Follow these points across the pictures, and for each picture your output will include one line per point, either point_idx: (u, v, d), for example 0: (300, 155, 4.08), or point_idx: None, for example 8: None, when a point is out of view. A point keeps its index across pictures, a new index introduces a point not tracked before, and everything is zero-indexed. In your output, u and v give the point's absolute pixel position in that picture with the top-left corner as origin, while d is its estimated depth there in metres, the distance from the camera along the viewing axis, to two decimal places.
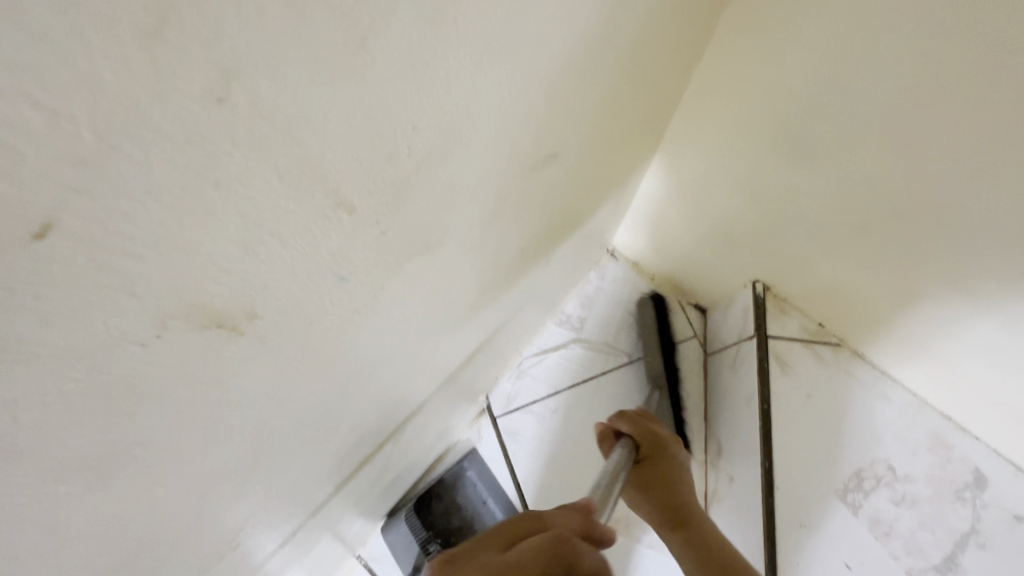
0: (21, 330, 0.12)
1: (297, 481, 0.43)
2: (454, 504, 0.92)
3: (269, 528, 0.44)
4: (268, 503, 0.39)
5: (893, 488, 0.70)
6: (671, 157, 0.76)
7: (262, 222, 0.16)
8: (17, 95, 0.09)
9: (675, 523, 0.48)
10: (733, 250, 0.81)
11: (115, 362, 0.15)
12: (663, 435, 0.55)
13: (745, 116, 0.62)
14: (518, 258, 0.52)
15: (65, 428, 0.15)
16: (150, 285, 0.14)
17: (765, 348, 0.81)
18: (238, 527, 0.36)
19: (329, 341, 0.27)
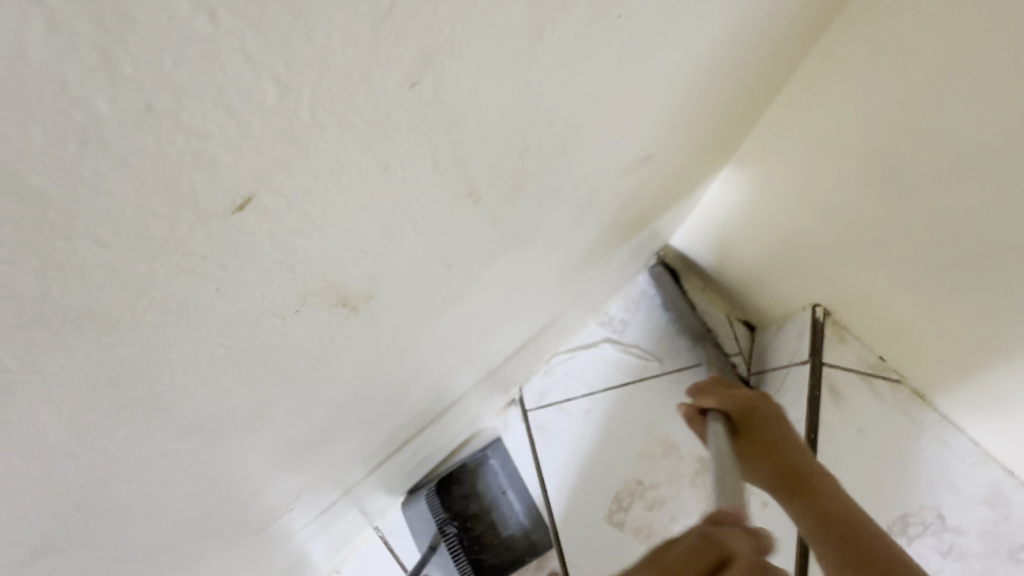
0: (218, 270, 0.15)
1: (348, 454, 0.44)
2: (473, 489, 0.95)
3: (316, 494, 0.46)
4: (320, 471, 0.41)
5: (940, 538, 0.68)
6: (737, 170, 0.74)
7: (406, 202, 0.18)
8: (269, 73, 0.11)
9: (790, 488, 0.46)
10: (793, 273, 0.78)
11: (255, 316, 0.17)
12: (756, 403, 0.55)
13: (823, 139, 0.60)
14: (584, 257, 0.51)
15: (194, 370, 0.17)
16: (302, 249, 0.16)
17: (817, 375, 0.79)
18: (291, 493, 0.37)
19: (417, 326, 0.27)
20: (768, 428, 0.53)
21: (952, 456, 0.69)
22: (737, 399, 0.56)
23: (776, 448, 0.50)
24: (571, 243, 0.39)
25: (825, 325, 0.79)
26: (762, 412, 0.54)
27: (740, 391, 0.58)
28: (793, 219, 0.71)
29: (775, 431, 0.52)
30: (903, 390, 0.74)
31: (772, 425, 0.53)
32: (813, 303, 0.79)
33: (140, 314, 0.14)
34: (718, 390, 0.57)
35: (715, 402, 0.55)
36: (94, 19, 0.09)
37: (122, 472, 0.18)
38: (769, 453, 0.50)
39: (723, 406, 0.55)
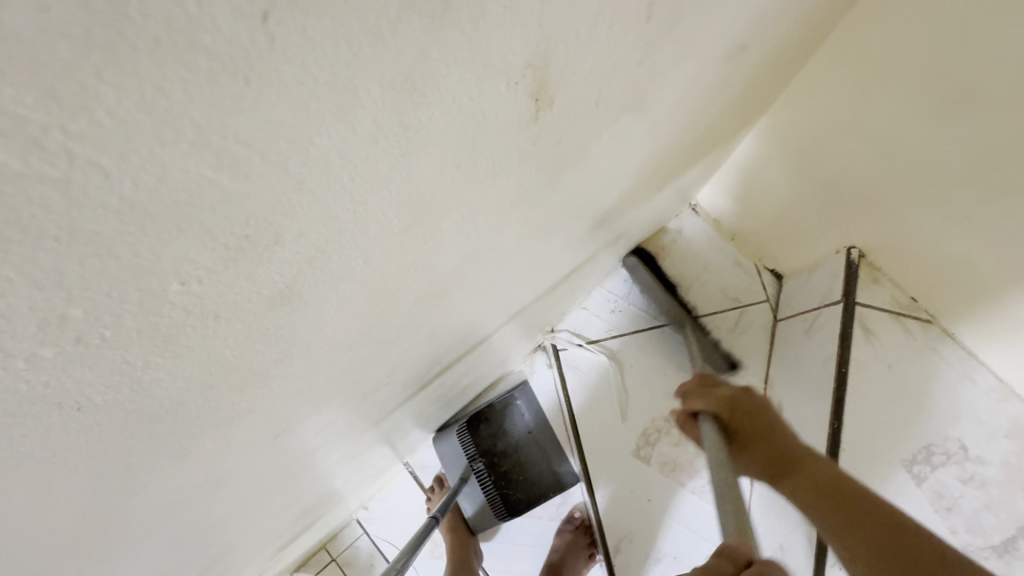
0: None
1: (422, 358, 0.45)
2: (501, 428, 0.97)
3: (387, 395, 0.47)
4: (405, 366, 0.41)
5: (962, 466, 0.70)
6: (776, 117, 0.78)
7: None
8: None
9: (782, 471, 0.44)
10: (833, 213, 0.79)
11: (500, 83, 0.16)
12: (738, 395, 0.50)
13: (867, 83, 0.63)
14: (652, 173, 0.51)
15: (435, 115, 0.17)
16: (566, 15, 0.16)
17: (850, 314, 0.80)
18: (380, 378, 0.38)
19: (545, 185, 0.28)
20: (756, 419, 0.48)
21: (977, 390, 0.71)
22: (719, 396, 0.50)
23: (767, 439, 0.47)
24: (658, 140, 0.40)
25: (859, 266, 0.80)
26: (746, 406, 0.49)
27: (722, 387, 0.52)
28: (830, 164, 0.74)
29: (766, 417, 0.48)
30: (931, 329, 0.76)
31: (761, 416, 0.49)
32: (848, 244, 0.81)
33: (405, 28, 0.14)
34: (703, 389, 0.52)
35: (703, 406, 0.50)
36: None
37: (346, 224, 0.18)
38: (759, 440, 0.47)
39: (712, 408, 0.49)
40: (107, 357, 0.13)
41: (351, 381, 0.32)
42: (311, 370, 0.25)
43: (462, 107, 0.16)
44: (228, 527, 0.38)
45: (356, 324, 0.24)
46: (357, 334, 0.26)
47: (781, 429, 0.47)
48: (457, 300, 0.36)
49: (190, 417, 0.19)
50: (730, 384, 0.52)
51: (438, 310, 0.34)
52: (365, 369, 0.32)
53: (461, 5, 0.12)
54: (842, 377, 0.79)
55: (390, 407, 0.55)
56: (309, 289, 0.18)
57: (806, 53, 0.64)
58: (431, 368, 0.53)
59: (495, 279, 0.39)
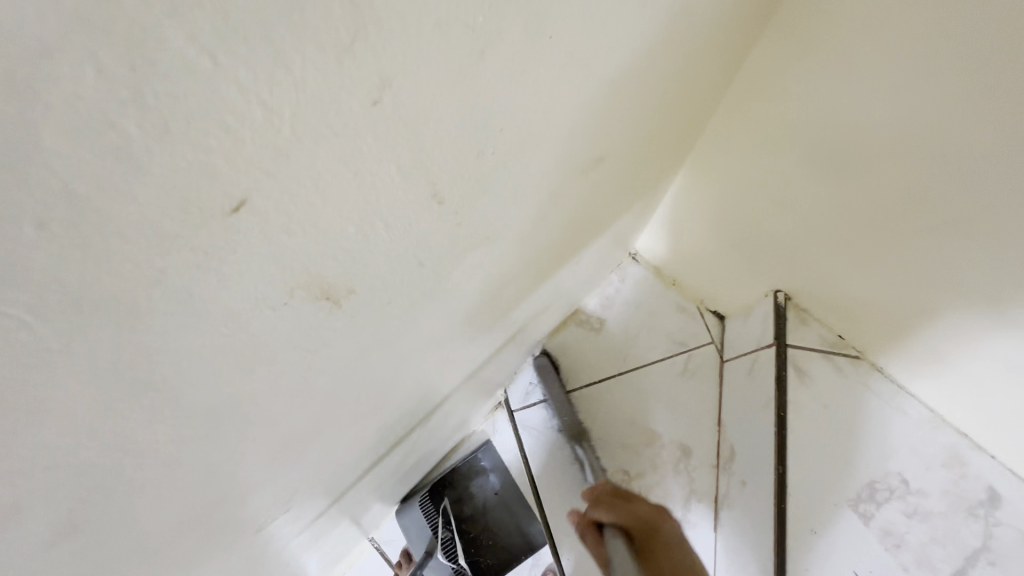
0: (208, 288, 0.15)
1: (338, 462, 0.43)
2: (465, 493, 0.96)
3: (293, 520, 0.44)
4: (313, 479, 0.40)
5: (906, 500, 0.72)
6: (691, 174, 0.82)
7: (422, 197, 0.20)
8: (222, 107, 0.12)
9: None
10: (752, 260, 0.83)
11: (254, 321, 0.17)
12: None
13: (764, 144, 0.68)
14: (548, 261, 0.52)
15: (218, 373, 0.18)
16: (304, 255, 0.17)
17: (784, 357, 0.82)
18: (278, 504, 0.37)
19: (400, 324, 0.29)
20: None
21: (910, 422, 0.74)
22: None
23: None
24: (534, 244, 0.41)
25: (786, 308, 0.83)
26: None
27: None
28: (746, 216, 0.77)
29: None
30: (860, 364, 0.79)
31: None
32: (774, 287, 0.83)
33: (142, 340, 0.14)
34: None
35: None
36: (131, 87, 0.10)
37: (131, 474, 0.18)
38: None
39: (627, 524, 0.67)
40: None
41: (231, 525, 0.31)
42: (151, 557, 0.24)
43: (216, 346, 0.17)
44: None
45: (189, 506, 0.24)
46: (205, 503, 0.25)
47: None
48: (335, 430, 0.35)
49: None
50: None
51: (312, 445, 0.33)
52: (245, 510, 0.32)
53: (149, 301, 0.14)
54: (782, 422, 0.79)
55: (314, 519, 0.52)
56: (96, 524, 0.18)
57: (704, 120, 0.69)
58: (349, 475, 0.51)
59: (385, 395, 0.39)
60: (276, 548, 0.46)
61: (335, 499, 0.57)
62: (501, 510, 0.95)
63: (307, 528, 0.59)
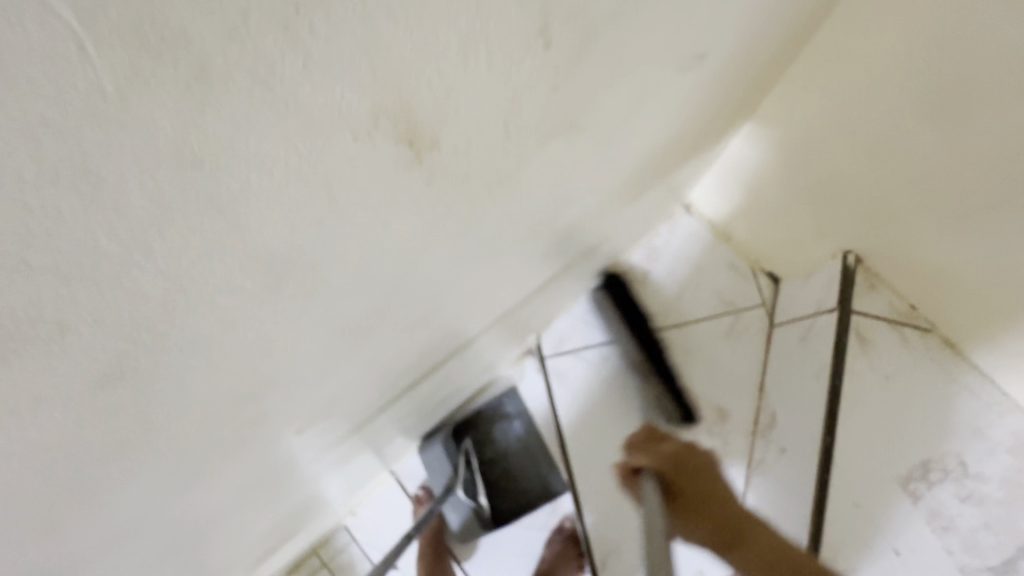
0: (307, 45, 0.14)
1: (386, 372, 0.43)
2: (488, 436, 0.98)
3: (334, 427, 0.44)
4: (361, 384, 0.40)
5: (961, 484, 0.67)
6: (755, 128, 0.77)
7: (524, 31, 0.19)
8: None
9: (729, 543, 0.53)
10: (824, 220, 0.77)
11: (334, 116, 0.17)
12: (684, 452, 0.56)
13: (842, 91, 0.62)
14: (611, 189, 0.47)
15: (280, 170, 0.17)
16: (395, 45, 0.16)
17: (845, 323, 0.77)
18: (326, 403, 0.36)
19: (469, 214, 0.26)
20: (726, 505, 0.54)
21: (979, 404, 0.69)
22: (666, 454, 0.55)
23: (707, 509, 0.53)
24: (607, 155, 0.37)
25: (855, 271, 0.77)
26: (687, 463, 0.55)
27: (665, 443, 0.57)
28: (818, 168, 0.72)
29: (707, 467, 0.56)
30: (931, 338, 0.73)
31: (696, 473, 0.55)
32: (844, 249, 0.77)
33: (225, 73, 0.14)
34: (646, 446, 0.57)
35: (651, 461, 0.54)
36: None
37: None
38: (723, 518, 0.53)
39: (657, 465, 0.54)
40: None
41: (278, 413, 0.31)
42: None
43: (288, 129, 0.16)
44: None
45: None
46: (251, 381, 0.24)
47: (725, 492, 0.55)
48: (382, 332, 0.33)
49: None
50: (672, 440, 0.58)
51: (360, 344, 0.31)
52: (295, 401, 0.31)
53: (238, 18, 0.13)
54: (836, 391, 0.74)
55: (345, 436, 0.51)
56: None
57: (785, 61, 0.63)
58: (385, 395, 0.49)
59: (438, 304, 0.38)
60: (315, 452, 0.46)
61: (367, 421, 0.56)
62: (523, 458, 0.97)
63: (343, 440, 0.60)
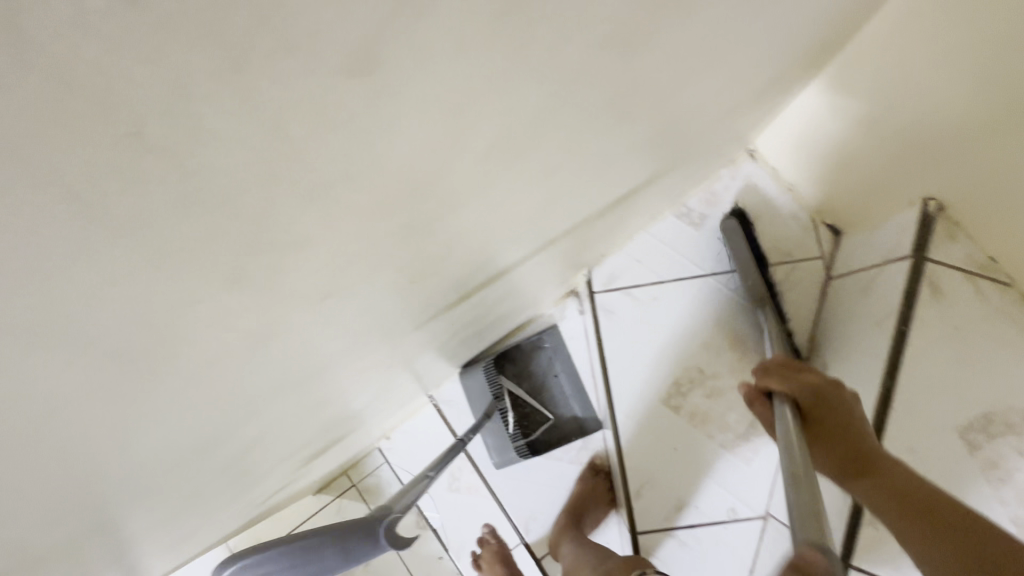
0: None
1: (485, 250, 0.42)
2: (527, 369, 1.00)
3: (424, 304, 0.44)
4: (465, 253, 0.39)
5: (1021, 439, 0.64)
6: (835, 71, 0.76)
7: None
8: None
9: (855, 473, 0.50)
10: (904, 163, 0.74)
11: None
12: (824, 386, 0.55)
13: (949, 17, 0.59)
14: (726, 77, 0.44)
15: None
16: None
17: (918, 271, 0.75)
18: (438, 261, 0.36)
19: (636, 28, 0.25)
20: (838, 412, 0.53)
21: None
22: (808, 383, 0.55)
23: (842, 436, 0.52)
24: (755, 12, 0.34)
25: (935, 219, 0.74)
26: (831, 397, 0.54)
27: (811, 373, 0.57)
28: (905, 99, 0.69)
29: (846, 420, 0.53)
30: (1008, 294, 0.70)
31: (838, 411, 0.54)
32: (925, 197, 0.74)
33: None
34: (786, 373, 0.57)
35: (783, 388, 0.54)
36: None
37: (412, 7, 0.16)
38: (838, 439, 0.52)
39: (792, 392, 0.54)
40: (138, 38, 0.12)
41: (409, 248, 0.30)
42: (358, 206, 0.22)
43: None
44: (247, 406, 0.37)
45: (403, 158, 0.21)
46: (411, 173, 0.23)
47: (863, 432, 0.52)
48: (516, 178, 0.32)
49: (231, 204, 0.18)
50: (816, 373, 0.57)
51: (498, 181, 0.30)
52: (424, 240, 0.31)
53: None
54: (901, 336, 0.74)
55: (423, 323, 0.51)
56: (372, 61, 0.16)
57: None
58: (471, 282, 0.49)
59: (556, 173, 0.36)
60: (398, 333, 0.46)
61: (444, 314, 0.56)
62: (560, 393, 1.00)
63: (410, 342, 0.60)
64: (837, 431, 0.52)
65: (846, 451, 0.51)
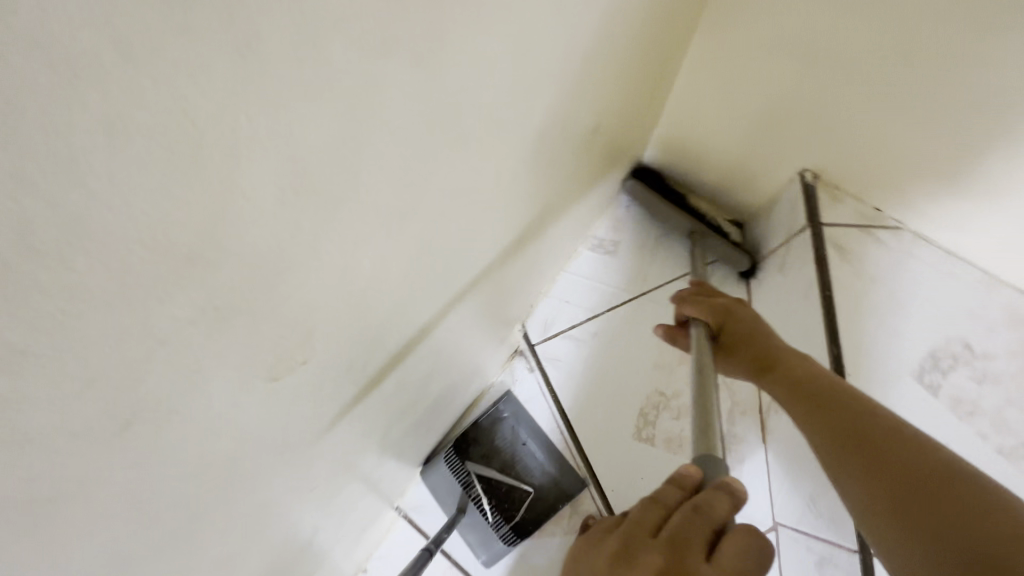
0: None
1: (375, 325, 0.38)
2: (492, 447, 0.89)
3: (324, 408, 0.38)
4: (344, 336, 0.34)
5: (972, 366, 0.66)
6: (678, 94, 0.81)
7: None
8: None
9: (764, 372, 0.55)
10: (773, 146, 0.79)
11: None
12: (732, 306, 0.61)
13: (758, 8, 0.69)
14: (559, 98, 0.46)
15: None
16: None
17: (820, 237, 0.75)
18: (314, 348, 0.31)
19: (419, 39, 0.24)
20: (751, 331, 0.58)
21: (959, 287, 0.70)
22: (715, 306, 0.61)
23: (755, 340, 0.57)
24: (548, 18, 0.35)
25: (816, 188, 0.77)
26: (740, 314, 0.61)
27: (721, 298, 0.63)
28: (749, 90, 0.76)
29: (754, 325, 0.59)
30: (903, 234, 0.73)
31: (746, 332, 0.58)
32: (800, 169, 0.79)
33: None
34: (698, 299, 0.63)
35: (698, 312, 0.61)
36: None
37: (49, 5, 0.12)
38: (750, 343, 0.57)
39: (705, 315, 0.61)
40: None
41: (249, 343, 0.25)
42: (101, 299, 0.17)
43: None
44: None
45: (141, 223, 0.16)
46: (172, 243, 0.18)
47: (789, 354, 0.55)
48: (360, 230, 0.28)
49: None
50: (726, 297, 0.64)
51: (337, 236, 0.26)
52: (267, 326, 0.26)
53: None
54: (830, 301, 0.71)
55: (337, 431, 0.45)
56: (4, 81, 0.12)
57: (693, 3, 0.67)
58: (376, 370, 0.44)
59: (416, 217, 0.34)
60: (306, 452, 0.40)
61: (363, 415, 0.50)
62: (535, 463, 0.88)
63: (332, 462, 0.52)
64: (749, 341, 0.58)
65: (758, 352, 0.56)
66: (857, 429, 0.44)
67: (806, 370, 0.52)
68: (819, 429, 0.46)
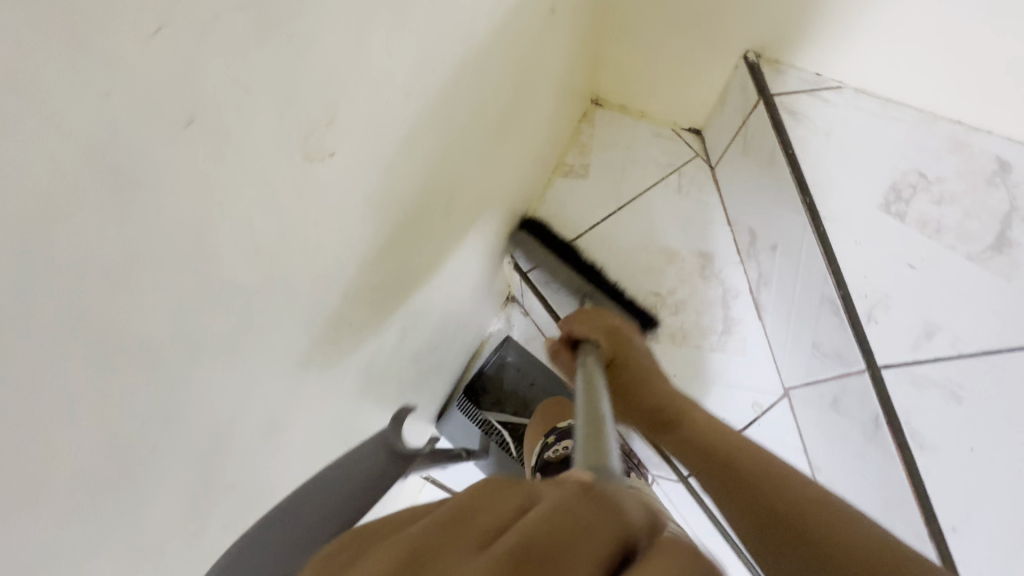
0: None
1: (393, 161, 0.39)
2: (502, 391, 0.92)
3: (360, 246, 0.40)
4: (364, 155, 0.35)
5: (929, 191, 0.72)
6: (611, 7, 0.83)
7: None
8: None
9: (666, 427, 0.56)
10: (706, 35, 0.83)
11: None
12: (622, 327, 0.63)
13: None
14: None
15: None
16: None
17: (773, 105, 0.80)
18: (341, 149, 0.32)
19: None
20: (636, 368, 0.61)
21: (905, 127, 0.75)
22: (607, 328, 0.62)
23: (650, 389, 0.58)
24: None
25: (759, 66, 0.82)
26: (624, 336, 0.63)
27: (603, 317, 0.64)
28: None
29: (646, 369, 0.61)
30: (845, 91, 0.79)
31: (637, 363, 0.61)
32: (742, 52, 0.83)
33: None
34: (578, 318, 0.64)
35: (587, 332, 0.61)
36: None
37: None
38: (636, 391, 0.59)
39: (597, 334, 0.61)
40: None
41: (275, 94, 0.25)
42: None
43: None
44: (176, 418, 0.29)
45: None
46: None
47: (674, 398, 0.57)
48: None
49: None
50: (612, 319, 0.64)
51: None
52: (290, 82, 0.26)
53: None
54: (793, 159, 0.77)
55: (374, 298, 0.47)
56: None
57: None
58: (397, 230, 0.45)
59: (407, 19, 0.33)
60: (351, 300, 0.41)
61: (396, 296, 0.52)
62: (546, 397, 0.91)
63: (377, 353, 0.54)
64: (641, 376, 0.60)
65: (657, 406, 0.57)
66: (771, 504, 0.43)
67: (709, 424, 0.53)
68: (733, 506, 0.46)
